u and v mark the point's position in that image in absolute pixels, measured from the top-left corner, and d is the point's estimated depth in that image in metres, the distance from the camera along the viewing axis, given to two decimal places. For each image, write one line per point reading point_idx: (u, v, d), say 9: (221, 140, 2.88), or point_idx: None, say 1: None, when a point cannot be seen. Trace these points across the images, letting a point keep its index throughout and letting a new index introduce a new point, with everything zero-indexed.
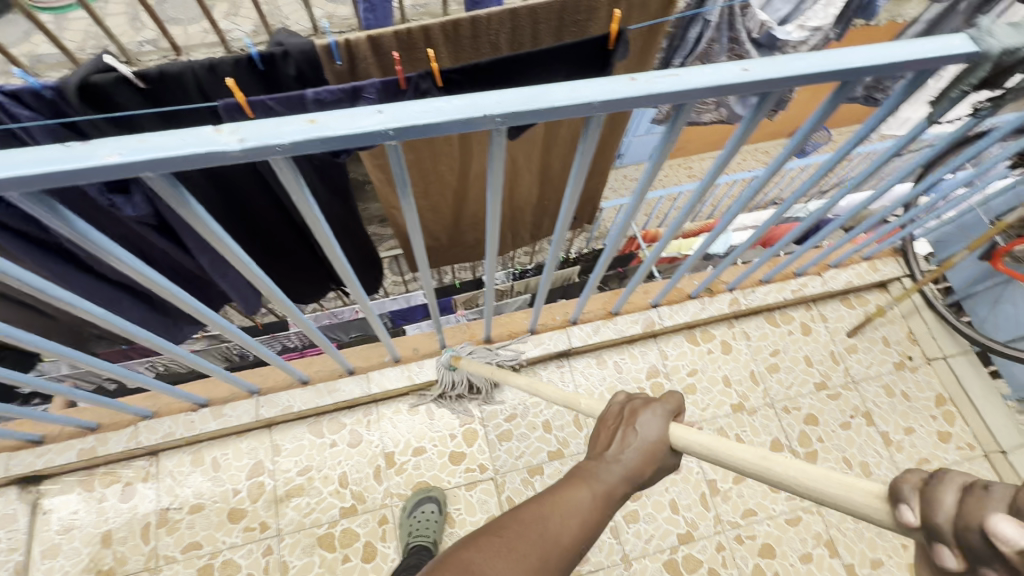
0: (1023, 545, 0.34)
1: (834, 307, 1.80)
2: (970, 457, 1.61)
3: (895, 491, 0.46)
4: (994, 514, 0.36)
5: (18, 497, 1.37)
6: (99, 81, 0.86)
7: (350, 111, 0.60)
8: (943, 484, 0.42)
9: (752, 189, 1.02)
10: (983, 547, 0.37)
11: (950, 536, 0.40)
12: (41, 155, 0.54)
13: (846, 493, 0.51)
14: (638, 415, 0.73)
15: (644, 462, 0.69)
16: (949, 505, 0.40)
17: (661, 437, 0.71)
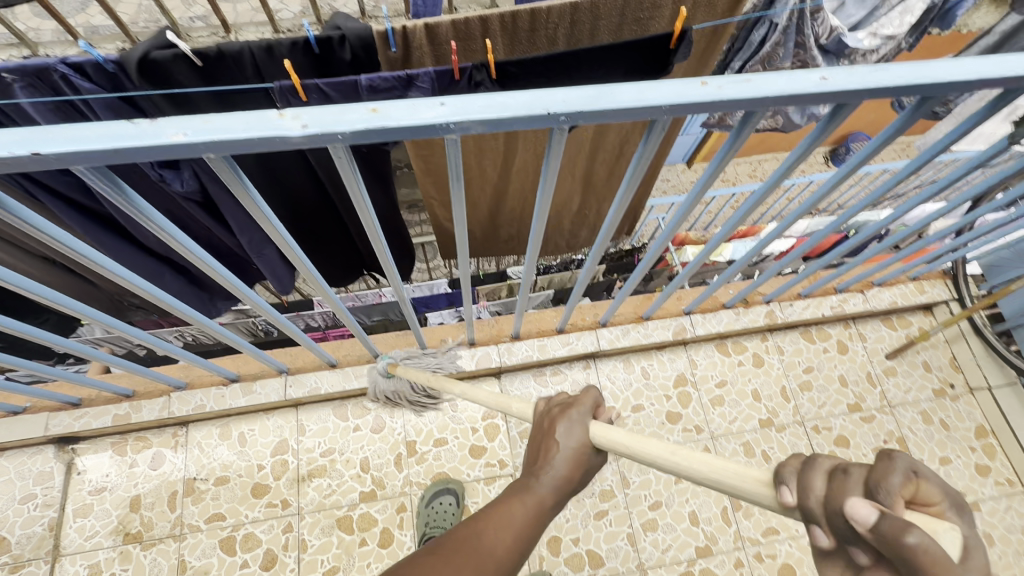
0: (866, 521, 0.35)
1: (875, 326, 1.75)
2: (1008, 493, 1.54)
3: (778, 475, 0.47)
4: (849, 495, 0.38)
5: (56, 456, 1.41)
6: (160, 58, 0.86)
7: (412, 102, 0.59)
8: (813, 469, 0.43)
9: (818, 194, 0.98)
10: (844, 527, 0.39)
11: (820, 518, 0.41)
12: (110, 131, 0.54)
13: (734, 478, 0.52)
14: (558, 420, 0.66)
15: (573, 468, 0.63)
16: (817, 489, 0.42)
17: (582, 441, 0.65)
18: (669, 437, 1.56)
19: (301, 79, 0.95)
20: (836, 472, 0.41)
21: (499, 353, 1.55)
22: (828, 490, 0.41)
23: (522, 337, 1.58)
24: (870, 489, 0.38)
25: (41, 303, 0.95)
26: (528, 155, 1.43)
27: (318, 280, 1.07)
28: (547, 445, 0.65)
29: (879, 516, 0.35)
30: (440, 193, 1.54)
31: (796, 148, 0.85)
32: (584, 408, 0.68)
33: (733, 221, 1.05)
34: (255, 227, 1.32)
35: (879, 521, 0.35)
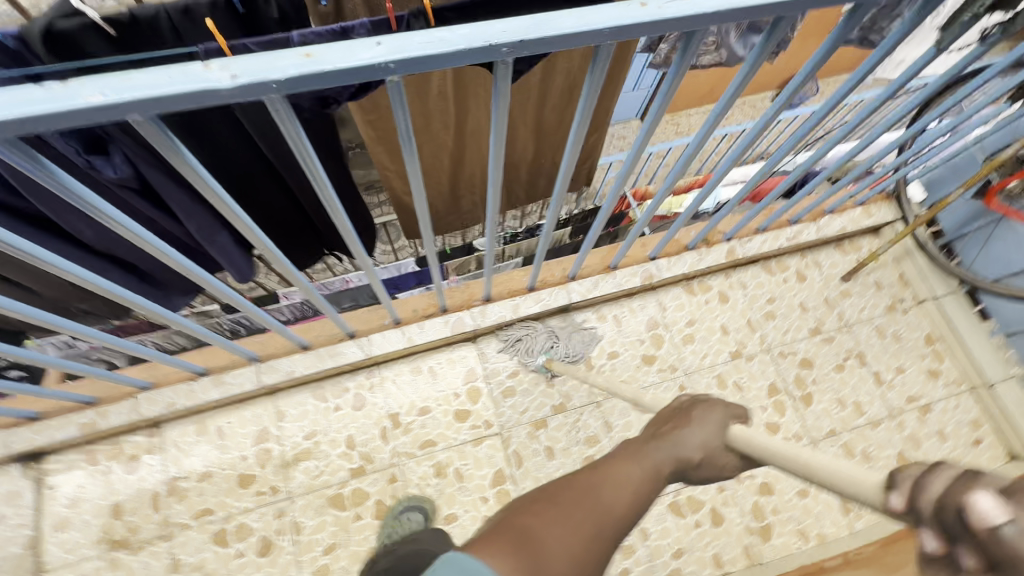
0: (995, 519, 0.33)
1: (829, 254, 1.82)
2: (956, 392, 1.68)
3: (889, 478, 0.44)
4: (977, 492, 0.35)
5: (22, 474, 1.35)
6: (67, 28, 0.79)
7: (347, 43, 0.56)
8: (933, 475, 0.40)
9: (745, 142, 1.03)
10: (957, 525, 0.36)
11: (926, 518, 0.39)
12: (18, 97, 0.50)
13: (851, 476, 0.48)
14: (700, 405, 0.65)
15: (703, 453, 0.61)
16: (934, 492, 0.39)
17: (722, 438, 0.62)
18: (646, 379, 1.61)
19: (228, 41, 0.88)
20: (966, 474, 0.38)
21: (473, 317, 1.56)
22: (944, 489, 0.38)
23: (494, 299, 1.58)
24: (1008, 488, 0.34)
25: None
26: (481, 112, 1.40)
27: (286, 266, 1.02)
28: (681, 419, 0.65)
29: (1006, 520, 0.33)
30: (395, 161, 1.45)
31: (730, 86, 0.86)
32: (736, 410, 0.65)
33: (675, 172, 1.06)
34: (202, 213, 1.27)
35: (1006, 525, 0.32)
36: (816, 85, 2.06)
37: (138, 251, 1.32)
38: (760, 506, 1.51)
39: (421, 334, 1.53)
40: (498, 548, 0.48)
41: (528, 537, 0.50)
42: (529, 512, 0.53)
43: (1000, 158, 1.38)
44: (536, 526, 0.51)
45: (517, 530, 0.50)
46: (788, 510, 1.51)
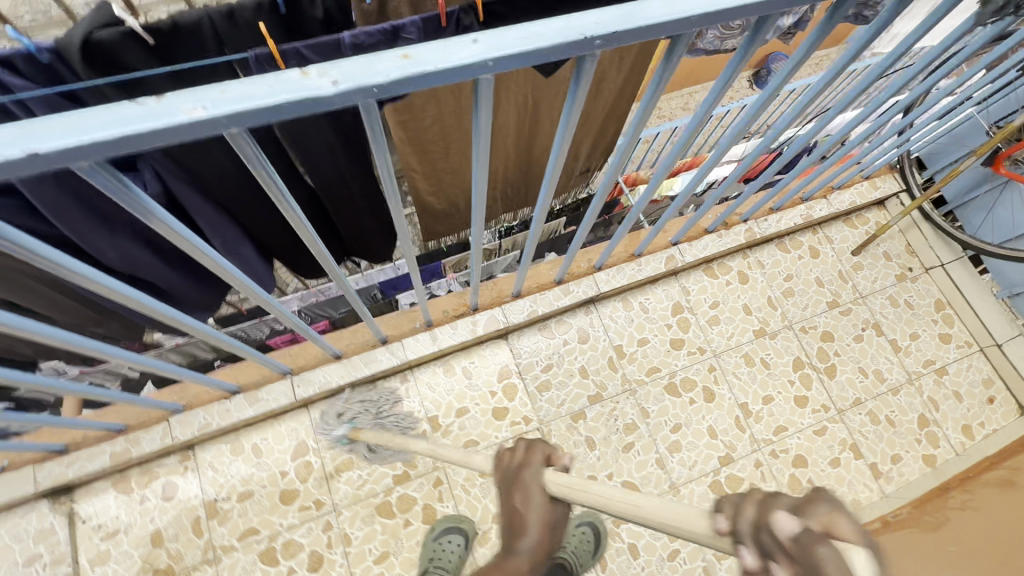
0: (792, 532, 0.43)
1: (839, 229, 1.86)
2: (968, 353, 1.74)
3: (716, 505, 0.53)
4: (779, 512, 0.45)
5: (52, 510, 1.30)
6: (104, 38, 0.75)
7: (443, 42, 0.54)
8: (746, 500, 0.49)
9: (810, 95, 0.97)
10: (770, 543, 0.45)
11: (746, 540, 0.48)
12: (112, 116, 0.46)
13: (679, 515, 0.57)
14: (517, 487, 0.73)
15: (545, 531, 0.71)
16: (750, 516, 0.48)
17: (546, 502, 0.72)
18: (676, 363, 1.63)
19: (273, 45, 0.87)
20: (769, 497, 0.48)
21: (504, 313, 1.55)
22: (755, 515, 0.48)
23: (523, 294, 1.57)
24: (798, 509, 0.45)
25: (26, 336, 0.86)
26: (510, 106, 1.40)
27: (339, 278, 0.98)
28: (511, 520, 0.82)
29: (801, 530, 0.43)
30: (423, 162, 1.45)
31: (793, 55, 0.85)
32: (538, 464, 0.74)
33: (726, 139, 1.06)
34: (227, 225, 1.23)
35: (804, 534, 0.42)
36: None
37: (162, 270, 1.27)
38: (796, 478, 1.54)
39: (453, 335, 1.51)
40: None
41: None
42: None
43: (1009, 127, 1.44)
44: None
45: None
46: (822, 479, 1.55)
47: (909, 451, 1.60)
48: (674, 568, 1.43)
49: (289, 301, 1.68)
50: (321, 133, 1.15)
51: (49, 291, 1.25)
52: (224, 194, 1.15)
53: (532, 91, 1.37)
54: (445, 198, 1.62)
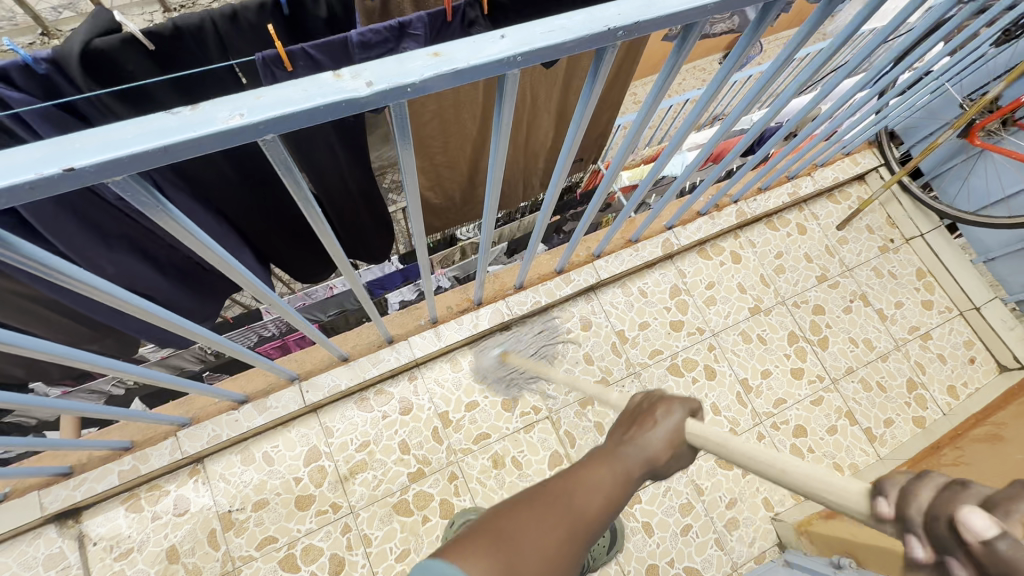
0: (987, 535, 0.39)
1: (823, 205, 1.92)
2: (949, 317, 1.83)
3: (877, 485, 0.50)
4: (966, 507, 0.41)
5: (60, 534, 1.27)
6: (104, 45, 0.87)
7: (472, 39, 0.54)
8: (923, 482, 0.46)
9: (814, 68, 1.02)
10: (948, 536, 0.42)
11: (919, 529, 0.44)
12: (148, 127, 0.45)
13: (833, 484, 0.55)
14: (659, 404, 0.69)
15: (664, 453, 0.65)
16: (925, 497, 0.45)
17: (679, 431, 0.67)
18: (677, 344, 1.67)
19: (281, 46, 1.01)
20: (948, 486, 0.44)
21: (508, 306, 1.56)
22: (932, 498, 0.44)
23: (525, 286, 1.59)
24: (988, 502, 0.41)
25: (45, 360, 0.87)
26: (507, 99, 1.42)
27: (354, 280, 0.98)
28: (645, 422, 0.68)
29: (996, 533, 0.38)
30: (420, 158, 1.50)
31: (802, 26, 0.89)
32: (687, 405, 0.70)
33: (738, 109, 1.09)
34: (228, 236, 1.26)
35: (1001, 539, 0.38)
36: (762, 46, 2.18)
37: (159, 282, 1.28)
38: (798, 448, 1.60)
39: (459, 330, 1.52)
40: (475, 551, 0.48)
41: (504, 537, 0.50)
42: (502, 517, 0.53)
43: (986, 99, 1.50)
44: (513, 527, 0.52)
45: (493, 532, 0.51)
46: (822, 447, 1.61)
47: (900, 415, 1.67)
48: (688, 543, 1.47)
49: None
50: (321, 134, 1.16)
51: (42, 311, 1.25)
52: (226, 202, 1.19)
53: (528, 83, 1.40)
54: (441, 191, 1.67)
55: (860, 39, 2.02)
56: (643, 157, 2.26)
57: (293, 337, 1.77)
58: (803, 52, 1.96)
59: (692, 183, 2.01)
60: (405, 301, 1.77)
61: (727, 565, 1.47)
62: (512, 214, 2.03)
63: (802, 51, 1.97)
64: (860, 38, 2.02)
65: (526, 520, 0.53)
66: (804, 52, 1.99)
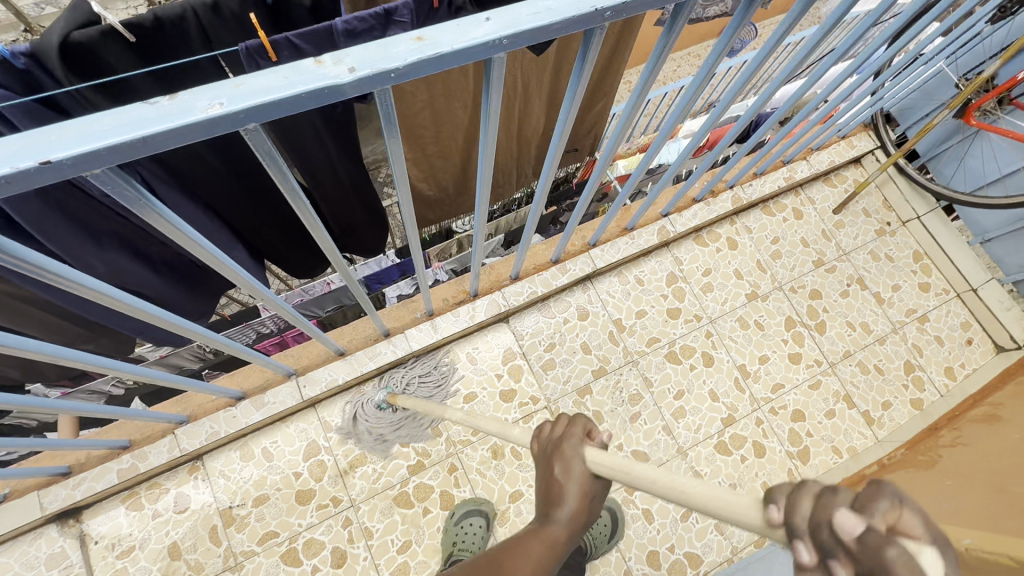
0: (858, 532, 0.34)
1: (819, 189, 1.91)
2: (946, 299, 1.82)
3: (764, 492, 0.43)
4: (839, 509, 0.36)
5: (62, 534, 1.27)
6: (83, 38, 0.86)
7: (456, 22, 0.53)
8: (800, 490, 0.40)
9: (807, 49, 1.00)
10: (831, 542, 0.36)
11: (802, 533, 0.38)
12: (126, 118, 0.44)
13: (720, 496, 0.46)
14: (558, 453, 0.62)
15: (582, 503, 0.60)
16: (803, 509, 0.39)
17: (585, 473, 0.61)
18: (675, 331, 1.67)
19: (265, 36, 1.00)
20: (824, 491, 0.38)
21: (504, 297, 1.55)
22: (813, 507, 0.38)
23: (521, 276, 1.58)
24: (860, 504, 0.35)
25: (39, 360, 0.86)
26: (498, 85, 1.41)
27: (348, 274, 0.97)
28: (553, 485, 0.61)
29: (866, 529, 0.34)
30: (413, 149, 1.49)
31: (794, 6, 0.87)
32: (579, 437, 0.63)
33: (729, 95, 1.08)
34: (220, 231, 1.25)
35: (871, 535, 0.33)
36: (756, 30, 2.16)
37: (152, 280, 1.27)
38: (796, 432, 1.61)
39: (455, 322, 1.51)
40: None
41: None
42: None
43: (982, 78, 1.49)
44: None
45: None
46: (821, 431, 1.61)
47: (898, 397, 1.68)
48: (688, 528, 1.48)
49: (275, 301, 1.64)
50: (309, 125, 1.14)
51: (35, 312, 1.24)
52: (215, 196, 1.18)
53: (519, 71, 1.38)
54: (434, 182, 1.66)
55: (852, 21, 2.01)
56: (637, 146, 2.25)
57: (291, 333, 1.76)
58: (792, 36, 1.96)
59: (687, 170, 2.00)
60: (403, 294, 1.72)
61: (727, 550, 1.47)
62: (508, 205, 2.02)
63: (793, 35, 1.96)
64: (851, 20, 2.00)
65: None
66: (795, 36, 1.98)
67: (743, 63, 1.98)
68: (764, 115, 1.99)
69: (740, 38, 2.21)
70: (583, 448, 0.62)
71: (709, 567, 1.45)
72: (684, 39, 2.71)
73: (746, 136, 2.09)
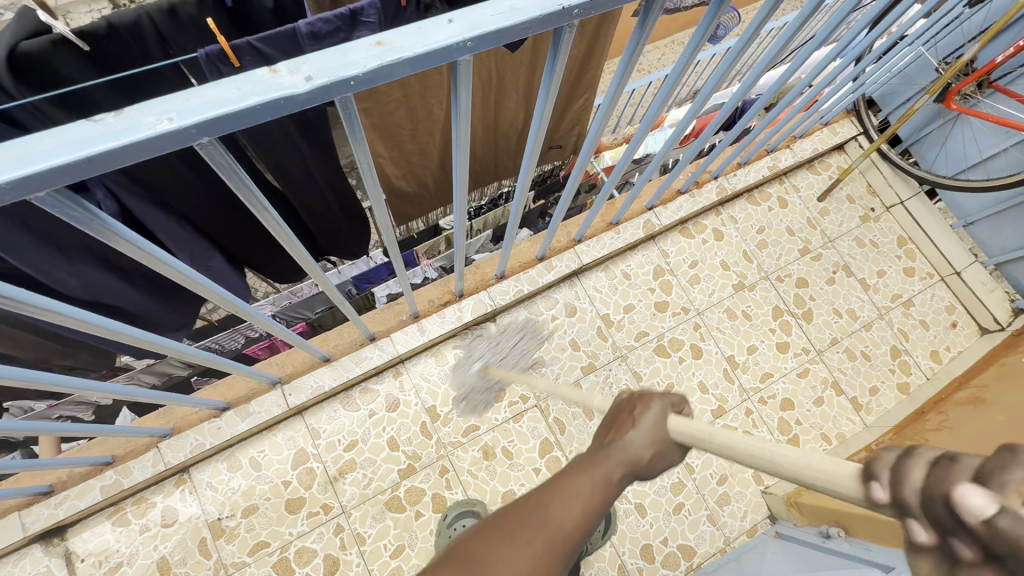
0: (988, 513, 0.33)
1: (803, 176, 1.91)
2: (931, 283, 1.83)
3: (867, 468, 0.43)
4: (960, 484, 0.35)
5: (47, 553, 1.25)
6: (34, 48, 0.83)
7: (417, 25, 0.51)
8: (913, 460, 0.40)
9: (785, 38, 1.00)
10: (951, 520, 0.35)
11: (917, 510, 0.38)
12: (69, 137, 0.42)
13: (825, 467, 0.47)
14: (639, 405, 0.63)
15: (647, 454, 0.58)
16: (916, 480, 0.38)
17: (661, 431, 0.60)
18: (663, 325, 1.66)
19: (228, 41, 0.98)
20: (941, 460, 0.38)
21: (490, 296, 1.54)
22: (927, 479, 0.38)
23: (506, 275, 1.57)
24: (983, 477, 0.34)
25: (14, 386, 0.82)
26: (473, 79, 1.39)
27: (327, 283, 0.95)
28: (624, 423, 0.61)
29: (997, 510, 0.33)
30: (389, 147, 1.47)
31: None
32: (665, 401, 0.63)
33: (709, 85, 1.06)
34: (194, 240, 1.23)
35: (1002, 516, 0.32)
36: (737, 18, 2.15)
37: (129, 293, 1.25)
38: (786, 421, 1.61)
39: (442, 324, 1.49)
40: None
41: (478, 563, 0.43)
42: (475, 539, 0.46)
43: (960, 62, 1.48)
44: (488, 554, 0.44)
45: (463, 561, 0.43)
46: (809, 419, 1.62)
47: (885, 382, 1.69)
48: (681, 521, 1.49)
49: (261, 306, 1.61)
50: (281, 129, 1.11)
51: (7, 330, 1.21)
52: (187, 205, 1.15)
53: (493, 64, 1.37)
54: (414, 179, 1.64)
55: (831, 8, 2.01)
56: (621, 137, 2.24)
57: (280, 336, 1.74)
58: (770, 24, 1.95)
59: (671, 160, 1.99)
60: (392, 293, 1.71)
61: (720, 540, 1.48)
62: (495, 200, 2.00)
63: (771, 23, 1.96)
64: (830, 7, 2.00)
65: (507, 536, 0.46)
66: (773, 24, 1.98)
67: (723, 52, 1.98)
68: (746, 104, 1.99)
69: (721, 26, 2.21)
70: (666, 411, 0.63)
71: (703, 558, 1.46)
72: (665, 29, 2.70)
73: (729, 124, 2.09)
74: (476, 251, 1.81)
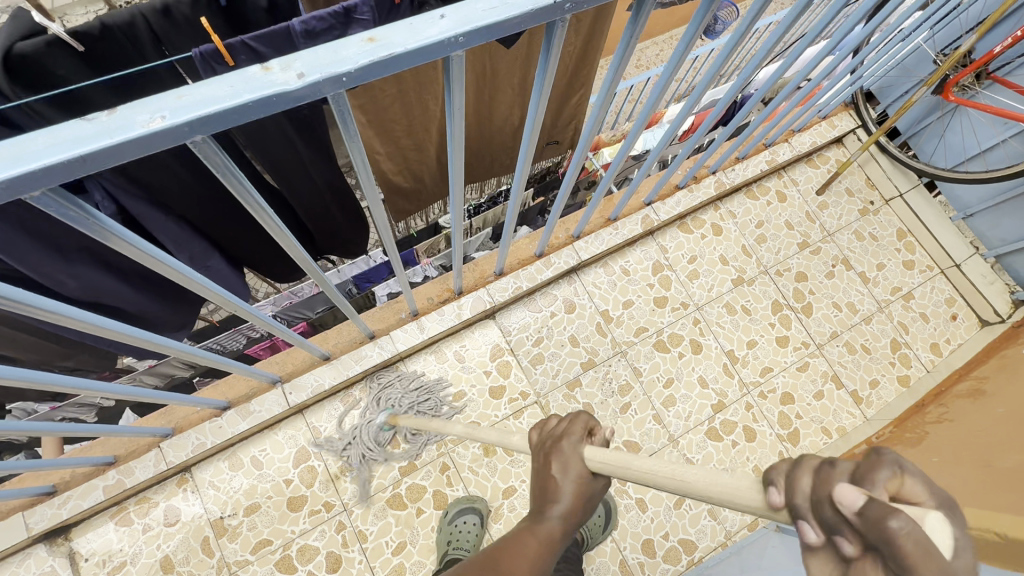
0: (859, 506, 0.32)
1: (802, 170, 1.91)
2: (931, 276, 1.83)
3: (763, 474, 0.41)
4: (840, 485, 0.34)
5: (51, 553, 1.26)
6: (29, 49, 0.84)
7: (409, 20, 0.51)
8: (799, 466, 0.38)
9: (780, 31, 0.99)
10: (835, 518, 0.34)
11: (805, 512, 0.36)
12: (62, 136, 0.42)
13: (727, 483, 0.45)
14: (553, 452, 0.60)
15: (576, 501, 0.59)
16: (804, 488, 0.36)
17: (581, 473, 0.59)
18: (662, 320, 1.67)
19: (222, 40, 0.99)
20: (823, 464, 0.36)
21: (489, 293, 1.54)
22: (814, 483, 0.36)
23: (505, 272, 1.57)
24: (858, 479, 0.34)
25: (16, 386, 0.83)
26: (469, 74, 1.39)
27: (324, 282, 0.96)
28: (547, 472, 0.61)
29: (867, 501, 0.31)
30: (386, 143, 1.47)
31: None
32: (579, 437, 0.61)
33: (704, 80, 1.06)
34: (193, 239, 1.24)
35: (871, 506, 0.31)
36: (733, 13, 2.15)
37: (128, 294, 1.25)
38: (786, 415, 1.61)
39: (441, 321, 1.50)
40: None
41: None
42: None
43: (958, 53, 1.48)
44: None
45: None
46: (810, 412, 1.62)
47: (885, 375, 1.69)
48: (682, 515, 1.49)
49: (262, 306, 1.61)
50: (278, 127, 1.12)
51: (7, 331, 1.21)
52: (185, 205, 1.16)
53: (488, 59, 1.37)
54: (411, 175, 1.64)
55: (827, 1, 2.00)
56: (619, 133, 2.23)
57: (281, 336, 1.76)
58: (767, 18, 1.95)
59: (669, 156, 1.99)
60: (393, 293, 1.73)
61: (721, 534, 1.49)
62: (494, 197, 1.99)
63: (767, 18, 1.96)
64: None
65: None
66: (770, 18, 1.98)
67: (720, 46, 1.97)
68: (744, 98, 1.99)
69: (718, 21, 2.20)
70: (581, 450, 0.60)
71: (703, 553, 1.46)
72: (662, 25, 2.69)
73: (727, 119, 2.09)
74: (475, 248, 1.82)
